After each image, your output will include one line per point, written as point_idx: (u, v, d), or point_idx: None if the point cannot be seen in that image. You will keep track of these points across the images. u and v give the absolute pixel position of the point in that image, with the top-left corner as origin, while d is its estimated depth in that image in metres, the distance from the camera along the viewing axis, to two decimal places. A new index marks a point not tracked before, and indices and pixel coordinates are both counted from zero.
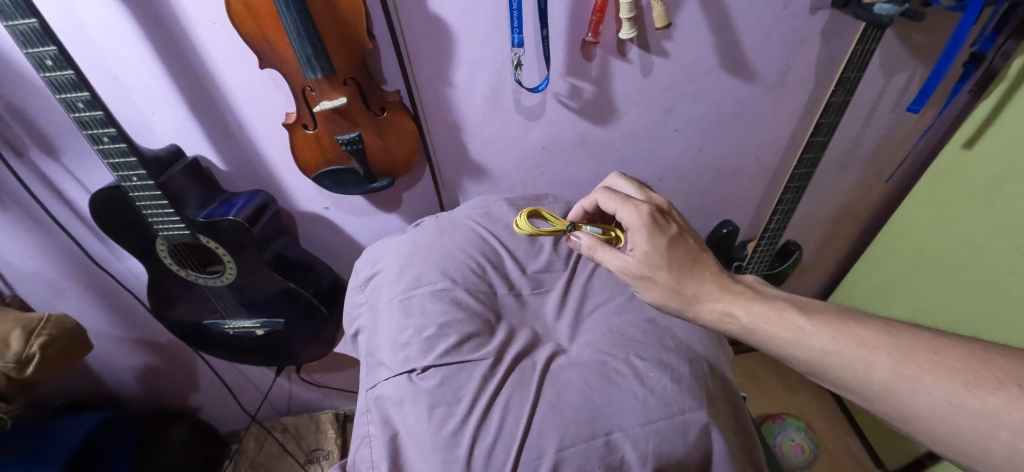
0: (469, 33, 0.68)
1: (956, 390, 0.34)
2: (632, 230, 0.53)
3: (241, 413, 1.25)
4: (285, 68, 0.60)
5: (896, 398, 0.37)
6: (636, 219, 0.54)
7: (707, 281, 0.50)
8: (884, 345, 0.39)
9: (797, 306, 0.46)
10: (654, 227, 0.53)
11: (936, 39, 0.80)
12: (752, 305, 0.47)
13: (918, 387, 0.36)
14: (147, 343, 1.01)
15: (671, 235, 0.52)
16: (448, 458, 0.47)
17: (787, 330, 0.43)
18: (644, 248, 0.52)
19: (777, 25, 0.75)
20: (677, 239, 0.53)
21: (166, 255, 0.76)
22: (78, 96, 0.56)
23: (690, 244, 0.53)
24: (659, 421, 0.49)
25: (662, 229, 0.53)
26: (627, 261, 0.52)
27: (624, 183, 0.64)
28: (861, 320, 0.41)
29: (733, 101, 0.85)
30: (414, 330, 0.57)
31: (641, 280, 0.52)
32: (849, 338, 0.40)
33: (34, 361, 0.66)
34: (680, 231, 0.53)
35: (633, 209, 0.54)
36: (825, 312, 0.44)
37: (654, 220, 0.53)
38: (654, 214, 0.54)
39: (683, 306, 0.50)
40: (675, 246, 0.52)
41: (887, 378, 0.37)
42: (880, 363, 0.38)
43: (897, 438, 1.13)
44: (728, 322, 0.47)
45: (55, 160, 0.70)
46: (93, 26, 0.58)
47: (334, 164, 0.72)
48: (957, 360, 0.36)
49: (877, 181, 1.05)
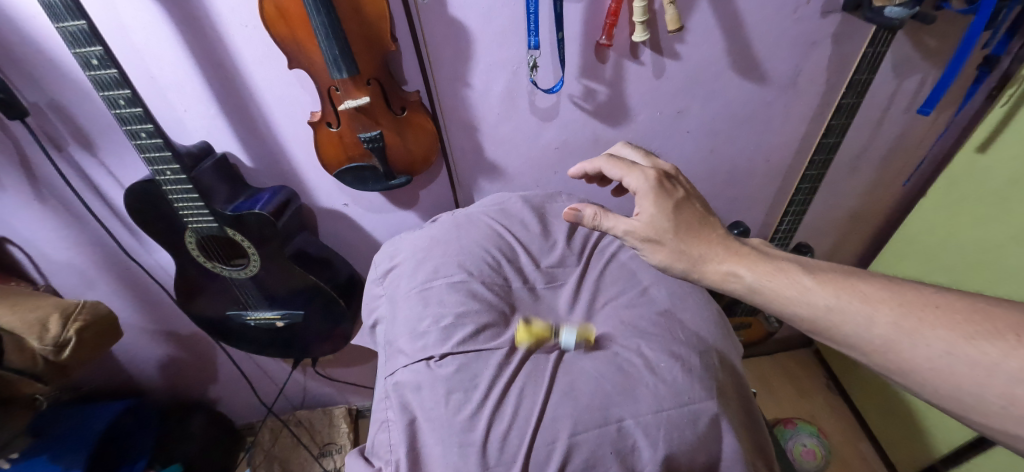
0: (486, 35, 0.71)
1: (955, 342, 0.36)
2: (639, 195, 0.54)
3: (257, 406, 1.28)
4: (312, 68, 0.63)
5: (896, 352, 0.39)
6: (644, 184, 0.55)
7: (713, 244, 0.51)
8: (886, 301, 0.41)
9: (801, 266, 0.47)
10: (661, 191, 0.54)
11: (948, 42, 0.81)
12: (756, 265, 0.48)
13: (918, 340, 0.38)
14: (170, 334, 1.04)
15: (677, 198, 0.54)
16: (465, 441, 0.49)
17: (792, 288, 0.45)
18: (650, 212, 0.53)
19: (789, 28, 0.76)
20: (683, 203, 0.54)
21: (193, 248, 0.79)
22: (119, 93, 0.60)
23: (697, 208, 0.54)
24: (670, 410, 0.50)
25: (668, 193, 0.54)
26: (635, 224, 0.54)
27: (630, 152, 0.65)
28: (864, 279, 0.43)
29: (744, 103, 0.86)
30: (433, 318, 0.59)
31: (648, 243, 0.53)
32: (852, 295, 0.42)
33: (70, 345, 0.70)
34: (686, 195, 0.55)
35: (641, 175, 0.56)
36: (829, 272, 0.45)
37: (661, 185, 0.55)
38: (661, 180, 0.55)
39: (689, 268, 0.51)
40: (682, 210, 0.53)
41: (888, 332, 0.39)
42: (881, 318, 0.40)
43: (911, 443, 1.12)
44: (732, 282, 0.49)
45: (92, 154, 0.74)
46: (133, 28, 0.61)
47: (355, 161, 0.75)
48: (958, 315, 0.37)
49: (889, 183, 1.05)
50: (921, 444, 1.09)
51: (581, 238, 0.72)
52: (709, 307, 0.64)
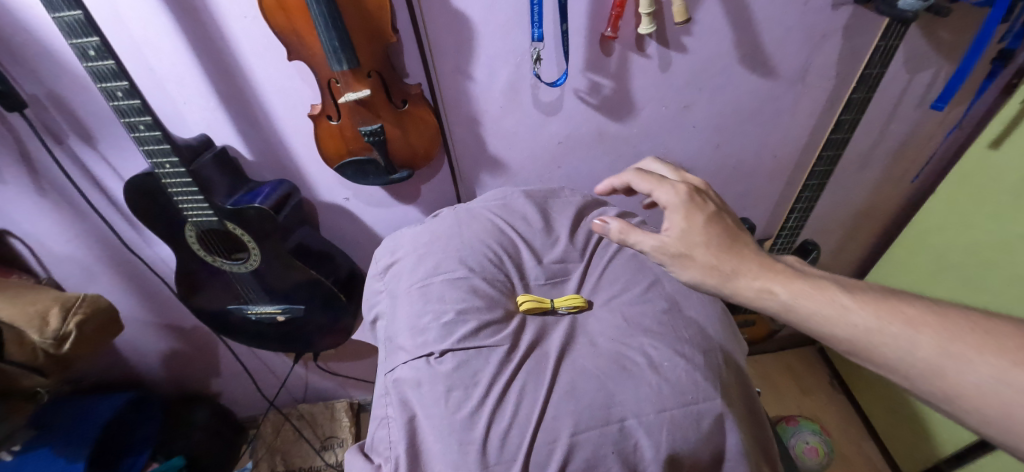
0: (489, 26, 0.69)
1: (1005, 369, 0.35)
2: (670, 210, 0.54)
3: (259, 399, 1.28)
4: (312, 60, 0.62)
5: (940, 376, 0.37)
6: (674, 198, 0.55)
7: (746, 259, 0.50)
8: (929, 324, 0.39)
9: (838, 284, 0.45)
10: (694, 206, 0.54)
11: (962, 36, 0.79)
12: (791, 282, 0.46)
13: (965, 365, 0.36)
14: (172, 327, 1.04)
15: (709, 213, 0.53)
16: (465, 440, 0.48)
17: (830, 307, 0.43)
18: (681, 226, 0.52)
19: (799, 21, 0.75)
20: (714, 217, 0.53)
21: (194, 241, 0.79)
22: (118, 85, 0.59)
23: (728, 223, 0.53)
24: (673, 410, 0.49)
25: (700, 208, 0.54)
26: (665, 240, 0.52)
27: (659, 167, 0.64)
28: (904, 300, 0.42)
29: (752, 98, 0.85)
30: (433, 315, 0.58)
31: (677, 258, 0.52)
32: (894, 316, 0.41)
33: (70, 338, 0.69)
34: (717, 210, 0.54)
35: (671, 190, 0.56)
36: (868, 291, 0.44)
37: (692, 199, 0.54)
38: (691, 194, 0.55)
39: (721, 283, 0.49)
40: (713, 224, 0.52)
41: (932, 356, 0.38)
42: (925, 341, 0.38)
43: (915, 443, 1.11)
44: (766, 299, 0.47)
45: (92, 147, 0.73)
46: (131, 18, 0.60)
47: (357, 155, 0.74)
48: (1007, 341, 0.36)
49: (899, 179, 1.03)
50: (925, 444, 1.08)
51: (585, 233, 0.71)
52: (714, 305, 0.63)
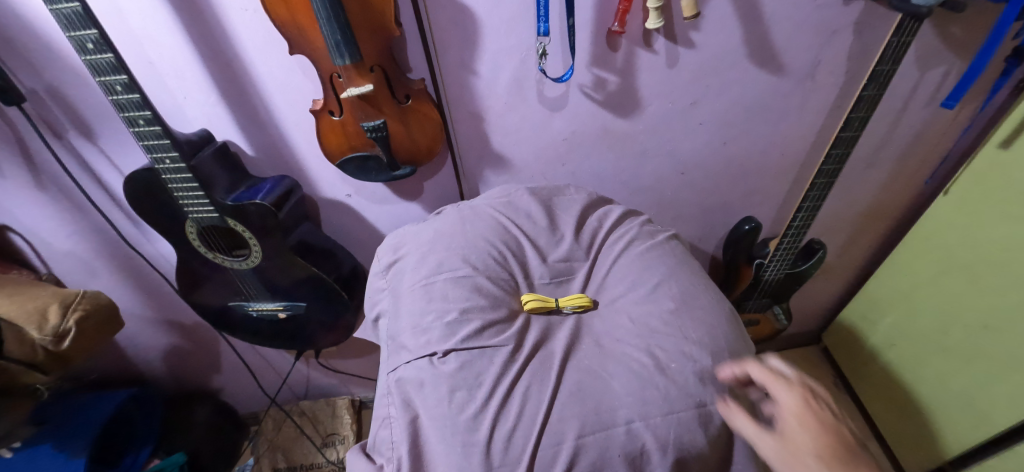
0: (494, 21, 0.68)
1: None
2: (784, 411, 0.46)
3: (260, 395, 1.28)
4: (314, 54, 0.61)
5: None
6: (790, 396, 0.46)
7: None
8: None
9: None
10: (809, 411, 0.45)
11: (977, 32, 0.77)
12: None
13: None
14: (173, 324, 1.04)
15: (829, 423, 0.44)
16: (468, 441, 0.47)
17: None
18: (795, 431, 0.44)
19: (810, 16, 0.73)
20: (838, 429, 0.43)
21: (194, 238, 0.78)
22: (117, 79, 0.58)
23: (851, 439, 0.44)
24: (680, 412, 0.48)
25: (822, 416, 0.44)
26: (772, 443, 0.44)
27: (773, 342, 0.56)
28: None
29: (760, 95, 0.83)
30: (436, 314, 0.58)
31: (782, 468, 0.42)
32: None
33: (70, 335, 0.69)
34: (842, 421, 0.45)
35: (787, 384, 0.48)
36: None
37: (812, 402, 0.46)
38: (809, 394, 0.47)
39: None
40: (834, 435, 0.43)
41: None
42: None
43: (920, 442, 1.11)
44: None
45: (91, 142, 0.72)
46: (130, 11, 0.59)
47: (359, 151, 0.73)
48: None
49: (907, 178, 1.02)
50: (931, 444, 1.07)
51: (590, 232, 0.70)
52: (722, 305, 0.62)
